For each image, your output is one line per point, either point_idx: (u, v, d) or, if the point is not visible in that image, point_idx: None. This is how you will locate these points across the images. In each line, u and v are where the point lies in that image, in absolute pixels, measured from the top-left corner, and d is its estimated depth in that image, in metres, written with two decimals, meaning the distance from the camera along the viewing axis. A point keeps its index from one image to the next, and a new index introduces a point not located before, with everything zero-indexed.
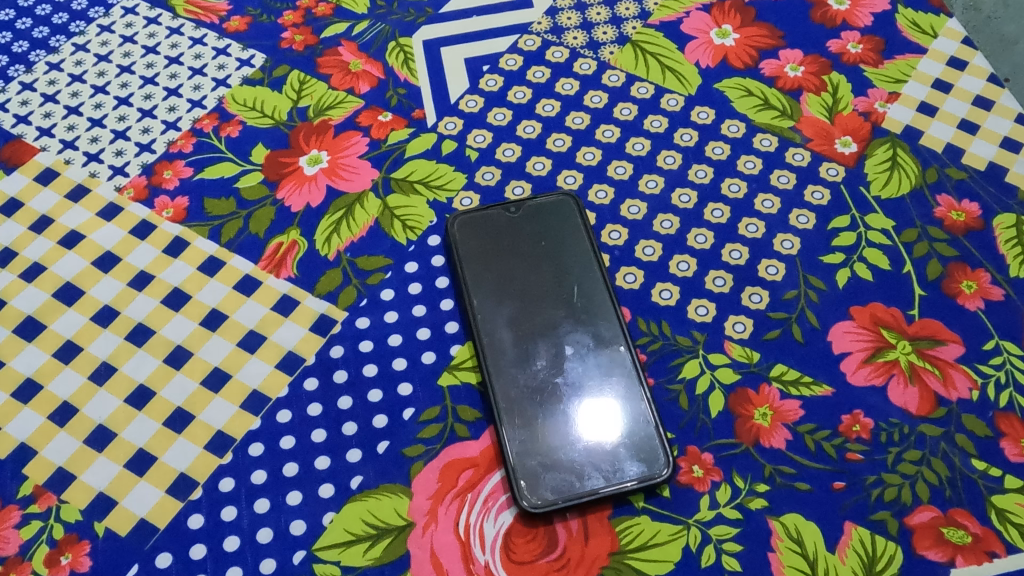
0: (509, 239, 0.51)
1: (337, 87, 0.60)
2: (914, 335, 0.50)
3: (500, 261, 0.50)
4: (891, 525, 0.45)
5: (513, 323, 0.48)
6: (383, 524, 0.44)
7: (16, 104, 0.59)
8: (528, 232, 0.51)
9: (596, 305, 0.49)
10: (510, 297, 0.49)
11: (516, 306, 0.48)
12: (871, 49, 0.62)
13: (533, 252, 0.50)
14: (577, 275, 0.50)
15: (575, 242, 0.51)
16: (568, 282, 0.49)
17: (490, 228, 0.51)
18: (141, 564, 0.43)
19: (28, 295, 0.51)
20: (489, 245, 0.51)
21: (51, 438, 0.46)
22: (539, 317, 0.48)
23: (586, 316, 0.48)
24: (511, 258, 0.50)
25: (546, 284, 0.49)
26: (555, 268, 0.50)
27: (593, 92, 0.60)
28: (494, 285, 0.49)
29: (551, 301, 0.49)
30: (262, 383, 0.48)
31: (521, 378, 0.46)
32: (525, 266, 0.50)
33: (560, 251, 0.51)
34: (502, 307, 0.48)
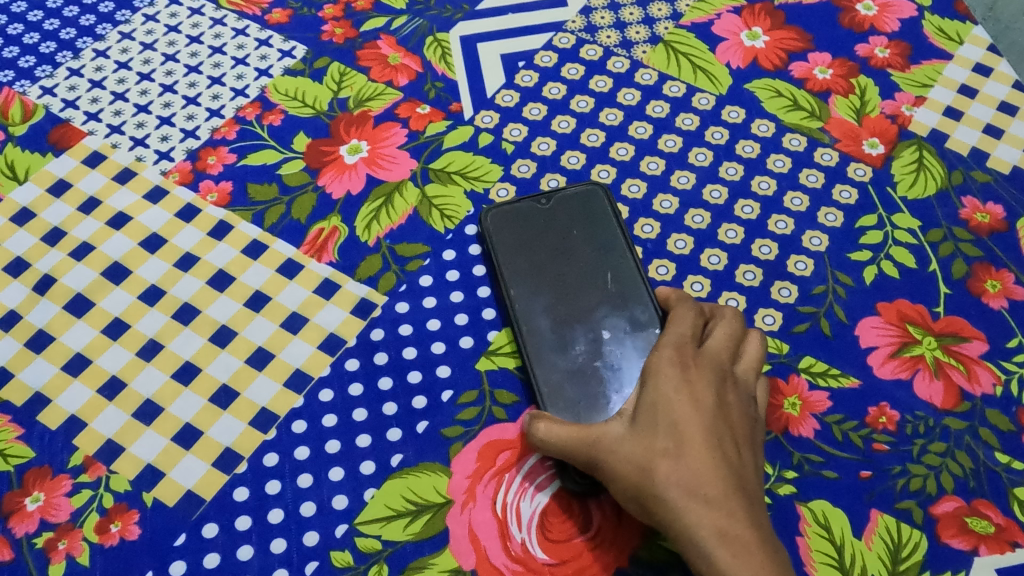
0: (543, 229, 0.52)
1: (376, 79, 0.61)
2: (939, 331, 0.51)
3: (533, 250, 0.51)
4: (917, 514, 0.46)
5: (552, 310, 0.49)
6: (422, 500, 0.45)
7: (64, 89, 0.60)
8: (561, 222, 0.52)
9: (630, 292, 0.50)
10: (547, 286, 0.50)
11: (553, 293, 0.50)
12: (898, 53, 0.63)
13: (567, 242, 0.51)
14: (608, 263, 0.51)
15: (604, 232, 0.52)
16: (600, 271, 0.50)
17: (525, 219, 0.52)
18: (187, 534, 0.44)
19: (78, 274, 0.52)
20: (523, 235, 0.52)
21: (100, 411, 0.48)
22: (575, 304, 0.49)
23: (619, 303, 0.49)
24: (544, 247, 0.51)
25: (580, 272, 0.50)
26: (586, 256, 0.51)
27: (627, 89, 0.61)
28: (531, 274, 0.50)
29: (586, 289, 0.50)
30: (305, 363, 0.49)
31: (560, 362, 0.47)
32: (560, 256, 0.51)
33: (590, 240, 0.52)
34: (540, 297, 0.50)
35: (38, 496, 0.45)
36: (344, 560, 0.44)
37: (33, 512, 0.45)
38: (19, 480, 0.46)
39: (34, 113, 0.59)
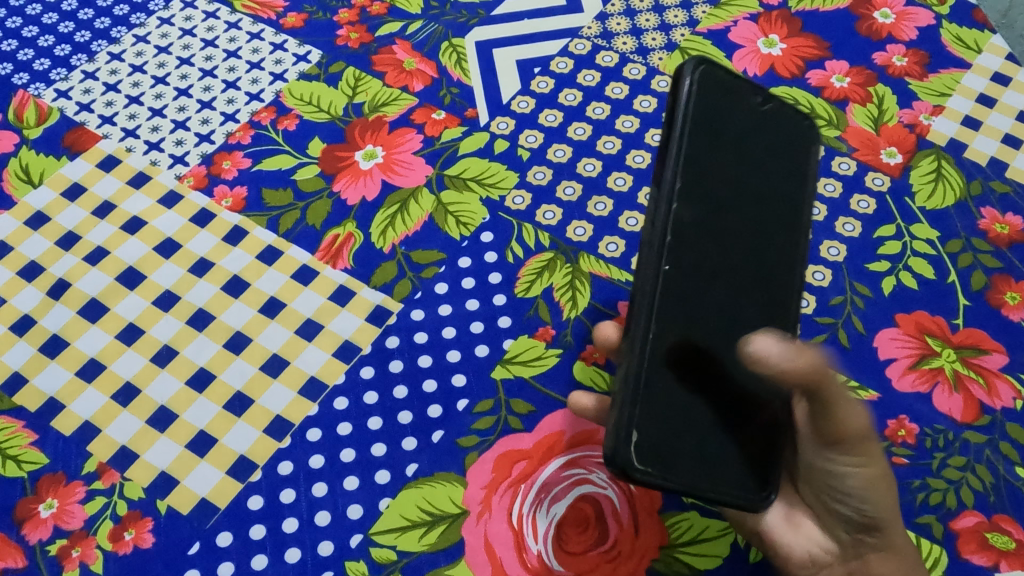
0: (732, 125, 0.37)
1: (392, 85, 0.61)
2: (958, 343, 0.51)
3: (719, 141, 0.36)
4: (936, 529, 0.45)
5: (707, 233, 0.34)
6: (437, 511, 0.45)
7: (79, 92, 0.60)
8: (762, 139, 0.38)
9: (789, 252, 0.38)
10: (710, 195, 0.35)
11: (714, 208, 0.35)
12: (916, 62, 0.63)
13: (747, 159, 0.37)
14: (783, 206, 0.38)
15: (800, 175, 0.39)
16: (772, 214, 0.38)
17: (711, 102, 0.36)
18: (202, 542, 0.44)
19: (92, 279, 0.52)
20: (719, 114, 0.36)
21: (115, 418, 0.47)
22: (728, 235, 0.35)
23: (778, 261, 0.38)
24: (726, 138, 0.36)
25: (752, 207, 0.37)
26: (765, 192, 0.38)
27: (643, 96, 0.61)
28: (706, 176, 0.35)
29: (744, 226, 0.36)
30: (320, 370, 0.49)
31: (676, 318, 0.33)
32: (739, 165, 0.37)
33: (784, 172, 0.39)
34: (699, 201, 0.34)
35: (52, 503, 0.45)
36: (359, 570, 0.43)
37: (46, 519, 0.44)
38: (33, 486, 0.45)
39: (48, 116, 0.59)
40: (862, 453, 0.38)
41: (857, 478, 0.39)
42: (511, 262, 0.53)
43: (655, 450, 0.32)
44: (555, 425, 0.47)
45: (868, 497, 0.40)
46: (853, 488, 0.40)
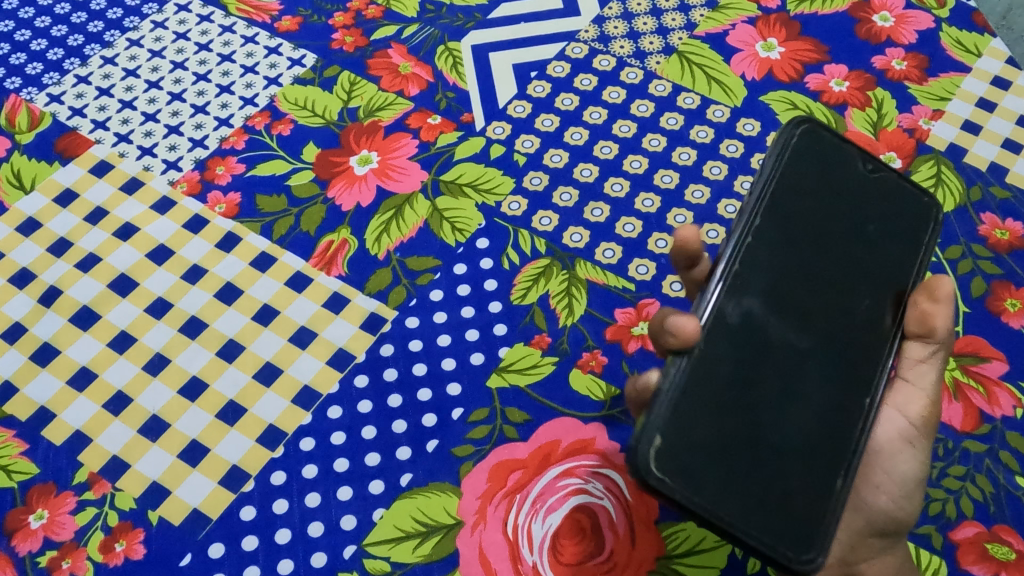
0: (825, 177, 0.37)
1: (387, 89, 0.61)
2: (958, 351, 0.50)
3: (806, 184, 0.36)
4: (936, 539, 0.45)
5: (772, 273, 0.35)
6: (432, 522, 0.44)
7: (71, 96, 0.60)
8: (864, 195, 0.37)
9: (875, 314, 0.37)
10: (786, 234, 0.35)
11: (787, 249, 0.35)
12: (915, 65, 0.62)
13: (831, 209, 0.37)
14: (872, 266, 0.37)
15: (907, 245, 0.38)
16: (858, 271, 0.37)
17: (804, 150, 0.36)
18: (193, 554, 0.44)
19: (84, 286, 0.52)
20: (814, 161, 0.36)
21: (106, 427, 0.47)
22: (796, 278, 0.35)
23: (857, 320, 0.36)
24: (814, 185, 0.36)
25: (835, 258, 0.36)
26: (853, 243, 0.37)
27: (640, 101, 0.60)
28: (780, 213, 0.35)
29: (819, 274, 0.36)
30: (313, 379, 0.48)
31: (729, 346, 0.33)
32: (823, 212, 0.36)
33: (882, 230, 0.38)
34: (770, 234, 0.35)
35: (42, 514, 0.44)
36: None
37: (36, 530, 0.44)
38: (23, 497, 0.45)
39: (40, 121, 0.58)
40: (918, 438, 0.42)
41: (911, 463, 0.42)
42: (507, 269, 0.52)
43: (687, 457, 0.31)
44: (551, 434, 0.47)
45: (903, 484, 0.43)
46: (899, 473, 0.43)
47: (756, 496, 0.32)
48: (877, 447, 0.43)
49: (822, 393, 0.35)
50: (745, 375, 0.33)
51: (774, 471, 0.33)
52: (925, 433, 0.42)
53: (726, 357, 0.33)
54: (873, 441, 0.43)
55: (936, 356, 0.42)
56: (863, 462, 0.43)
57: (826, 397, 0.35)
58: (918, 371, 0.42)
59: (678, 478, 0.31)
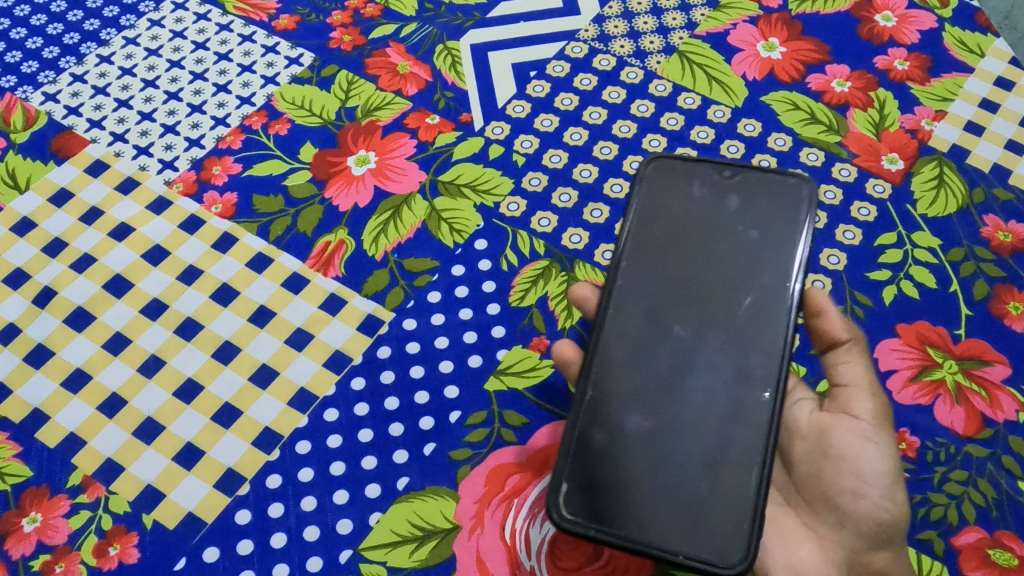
0: (688, 196, 0.43)
1: (385, 88, 0.60)
2: (960, 354, 0.50)
3: (670, 209, 0.43)
4: (937, 544, 0.44)
5: (658, 291, 0.41)
6: (429, 526, 0.44)
7: (67, 95, 0.59)
8: (731, 203, 0.43)
9: (771, 303, 0.40)
10: (665, 258, 0.42)
11: (667, 271, 0.42)
12: (918, 66, 0.62)
13: (706, 225, 0.42)
14: (760, 263, 0.41)
15: (783, 231, 0.42)
16: (745, 271, 0.41)
17: (664, 180, 0.44)
18: (188, 558, 0.43)
19: (78, 287, 0.51)
20: (673, 186, 0.43)
21: (100, 429, 0.46)
22: (681, 292, 0.41)
23: (752, 313, 0.40)
24: (678, 209, 0.43)
25: (716, 265, 0.41)
26: (734, 248, 0.42)
27: (640, 101, 0.60)
28: (657, 243, 0.42)
29: (703, 283, 0.41)
30: (310, 381, 0.48)
31: (624, 365, 0.40)
32: (692, 230, 0.42)
33: (757, 228, 0.42)
34: (649, 263, 0.42)
35: (35, 517, 0.44)
36: None
37: (29, 534, 0.44)
38: (16, 500, 0.45)
39: (36, 120, 0.58)
40: (877, 432, 0.41)
41: (879, 458, 0.41)
42: (506, 270, 0.52)
43: (593, 460, 0.38)
44: (549, 438, 0.47)
45: (878, 484, 0.41)
46: (869, 471, 0.41)
47: (667, 496, 0.37)
48: (838, 453, 0.42)
49: (710, 388, 0.39)
50: (641, 388, 0.39)
51: (683, 468, 0.38)
52: (881, 426, 0.42)
53: (621, 375, 0.40)
54: (829, 446, 0.42)
55: (856, 352, 0.44)
56: (830, 472, 0.42)
57: (726, 390, 0.39)
58: (850, 370, 0.44)
59: (587, 481, 0.38)
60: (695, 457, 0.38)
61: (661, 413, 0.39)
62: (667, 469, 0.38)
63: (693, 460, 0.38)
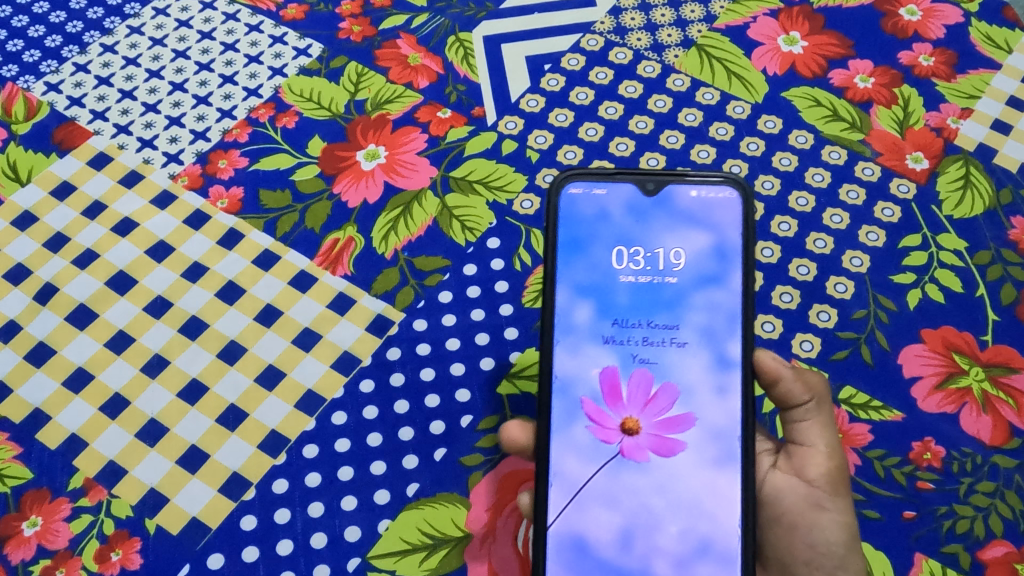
0: (616, 229, 0.40)
1: (396, 81, 0.58)
2: (987, 361, 0.48)
3: (597, 249, 0.40)
4: (963, 559, 0.43)
5: (605, 347, 0.39)
6: (438, 534, 0.43)
7: (70, 85, 0.58)
8: (666, 222, 0.40)
9: (721, 342, 0.39)
10: (604, 309, 0.40)
11: (609, 322, 0.39)
12: (943, 62, 0.60)
13: (641, 260, 0.40)
14: (701, 296, 0.39)
15: (717, 251, 0.40)
16: (690, 307, 0.39)
17: (585, 215, 0.40)
18: (192, 565, 0.42)
19: (81, 283, 0.50)
20: (597, 221, 0.40)
21: (102, 431, 0.45)
22: (629, 341, 0.39)
23: (704, 356, 0.39)
24: (605, 245, 0.40)
25: (657, 306, 0.40)
26: (675, 284, 0.40)
27: (657, 96, 0.58)
28: (595, 292, 0.40)
29: (650, 331, 0.39)
30: (317, 383, 0.47)
31: (581, 435, 0.38)
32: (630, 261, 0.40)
33: (693, 256, 0.40)
34: (588, 317, 0.39)
35: (36, 521, 0.43)
36: None
37: (30, 538, 0.43)
38: (16, 503, 0.44)
39: (38, 110, 0.57)
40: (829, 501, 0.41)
41: (831, 529, 0.41)
42: (519, 270, 0.51)
43: (569, 547, 0.37)
44: None
45: (833, 554, 0.41)
46: (822, 542, 0.41)
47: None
48: (791, 523, 0.42)
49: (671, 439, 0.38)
50: (602, 456, 0.38)
51: (664, 535, 0.37)
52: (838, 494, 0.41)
53: (577, 445, 0.38)
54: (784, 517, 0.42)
55: (815, 413, 0.42)
56: (785, 540, 0.42)
57: (693, 442, 0.38)
58: (806, 439, 0.42)
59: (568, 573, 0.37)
60: (673, 523, 0.37)
61: (628, 479, 0.38)
62: (646, 542, 0.37)
63: (671, 527, 0.37)
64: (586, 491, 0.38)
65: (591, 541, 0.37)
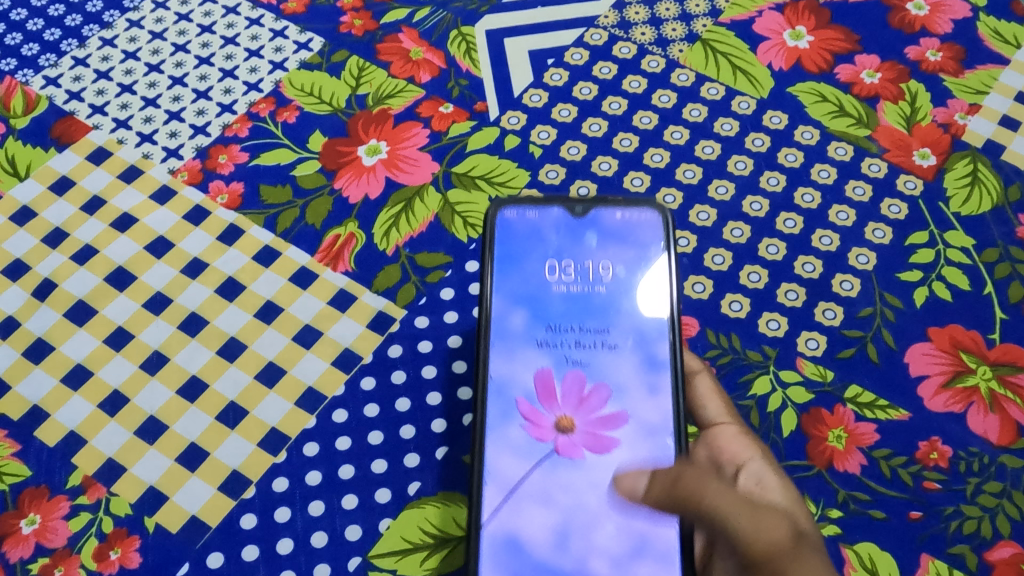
0: (549, 246, 0.42)
1: (397, 75, 0.58)
2: (995, 360, 0.48)
3: (530, 263, 0.41)
4: (970, 560, 0.43)
5: (539, 350, 0.40)
6: (443, 533, 0.43)
7: (69, 79, 0.57)
8: (593, 239, 0.42)
9: (652, 344, 0.39)
10: (537, 317, 0.40)
11: (543, 327, 0.40)
12: (951, 57, 0.59)
13: (572, 272, 0.41)
14: (632, 305, 0.40)
15: (643, 265, 0.41)
16: (621, 313, 0.40)
17: (518, 232, 0.42)
18: (191, 564, 0.42)
19: (80, 279, 0.50)
20: (531, 238, 0.42)
21: (101, 428, 0.45)
22: (562, 344, 0.40)
23: (635, 358, 0.39)
24: (539, 259, 0.42)
25: (590, 315, 0.41)
26: (606, 294, 0.41)
27: (662, 91, 0.58)
28: (528, 302, 0.41)
29: (583, 335, 0.40)
30: (318, 380, 0.46)
31: (516, 434, 0.38)
32: (561, 276, 0.41)
33: (621, 270, 0.41)
34: (522, 324, 0.40)
35: (34, 519, 0.43)
36: None
37: (28, 536, 0.42)
38: (14, 501, 0.43)
39: (37, 104, 0.56)
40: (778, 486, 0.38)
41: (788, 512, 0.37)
42: None
43: (503, 546, 0.36)
44: None
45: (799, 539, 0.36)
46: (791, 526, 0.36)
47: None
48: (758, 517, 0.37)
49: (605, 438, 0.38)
50: (538, 454, 0.38)
51: (603, 533, 0.36)
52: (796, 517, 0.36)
53: (512, 444, 0.38)
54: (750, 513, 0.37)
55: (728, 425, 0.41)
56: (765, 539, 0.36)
57: (627, 440, 0.38)
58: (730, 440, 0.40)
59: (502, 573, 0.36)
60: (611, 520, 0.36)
61: (568, 479, 0.37)
62: (582, 542, 0.36)
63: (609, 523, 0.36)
64: (522, 489, 0.37)
65: (526, 541, 0.36)
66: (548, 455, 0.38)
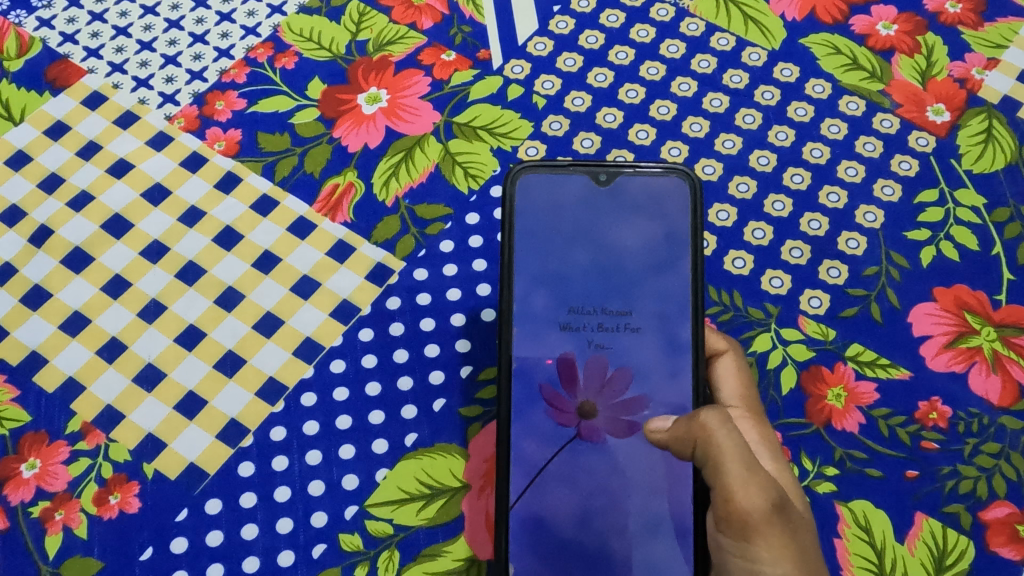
0: (569, 220, 0.40)
1: (398, 21, 0.56)
2: (999, 321, 0.47)
3: (552, 239, 0.40)
4: (964, 519, 0.43)
5: (562, 334, 0.39)
6: (437, 484, 0.43)
7: (62, 21, 0.56)
8: (617, 213, 0.41)
9: (674, 326, 0.39)
10: (560, 297, 0.40)
11: (565, 308, 0.40)
12: (971, 9, 0.57)
13: (594, 248, 0.40)
14: (656, 283, 0.40)
15: (668, 238, 0.40)
16: (644, 293, 0.40)
17: (539, 203, 0.41)
18: (190, 509, 0.42)
19: (76, 226, 0.49)
20: (552, 211, 0.41)
21: (99, 374, 0.45)
22: (585, 327, 0.40)
23: (658, 341, 0.39)
24: (559, 234, 0.40)
25: (611, 294, 0.40)
26: (629, 269, 0.40)
27: (670, 41, 0.56)
28: (550, 280, 0.40)
29: (605, 317, 0.40)
30: (316, 331, 0.46)
31: (540, 418, 0.39)
32: (582, 252, 0.40)
33: (644, 244, 0.40)
34: (544, 304, 0.40)
35: (34, 463, 0.43)
36: (353, 544, 0.41)
37: (28, 480, 0.43)
38: (15, 445, 0.43)
39: (29, 47, 0.55)
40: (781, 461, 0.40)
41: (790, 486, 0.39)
42: None
43: (532, 525, 0.38)
44: None
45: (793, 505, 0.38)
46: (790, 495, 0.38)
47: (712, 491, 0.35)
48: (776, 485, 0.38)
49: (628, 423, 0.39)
50: (561, 438, 0.39)
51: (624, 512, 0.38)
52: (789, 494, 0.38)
53: (537, 429, 0.39)
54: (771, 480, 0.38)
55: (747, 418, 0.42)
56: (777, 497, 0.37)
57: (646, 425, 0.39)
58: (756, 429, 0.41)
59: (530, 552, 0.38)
60: (638, 475, 0.38)
61: (591, 459, 0.39)
62: (605, 518, 0.38)
63: (637, 493, 0.38)
64: (546, 472, 0.39)
65: (551, 521, 0.38)
66: (571, 439, 0.39)
